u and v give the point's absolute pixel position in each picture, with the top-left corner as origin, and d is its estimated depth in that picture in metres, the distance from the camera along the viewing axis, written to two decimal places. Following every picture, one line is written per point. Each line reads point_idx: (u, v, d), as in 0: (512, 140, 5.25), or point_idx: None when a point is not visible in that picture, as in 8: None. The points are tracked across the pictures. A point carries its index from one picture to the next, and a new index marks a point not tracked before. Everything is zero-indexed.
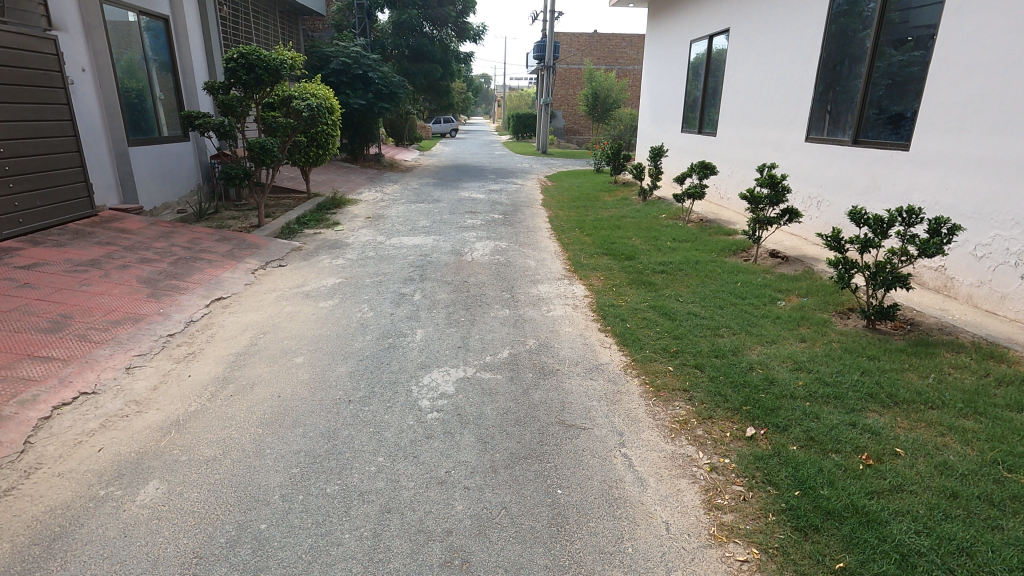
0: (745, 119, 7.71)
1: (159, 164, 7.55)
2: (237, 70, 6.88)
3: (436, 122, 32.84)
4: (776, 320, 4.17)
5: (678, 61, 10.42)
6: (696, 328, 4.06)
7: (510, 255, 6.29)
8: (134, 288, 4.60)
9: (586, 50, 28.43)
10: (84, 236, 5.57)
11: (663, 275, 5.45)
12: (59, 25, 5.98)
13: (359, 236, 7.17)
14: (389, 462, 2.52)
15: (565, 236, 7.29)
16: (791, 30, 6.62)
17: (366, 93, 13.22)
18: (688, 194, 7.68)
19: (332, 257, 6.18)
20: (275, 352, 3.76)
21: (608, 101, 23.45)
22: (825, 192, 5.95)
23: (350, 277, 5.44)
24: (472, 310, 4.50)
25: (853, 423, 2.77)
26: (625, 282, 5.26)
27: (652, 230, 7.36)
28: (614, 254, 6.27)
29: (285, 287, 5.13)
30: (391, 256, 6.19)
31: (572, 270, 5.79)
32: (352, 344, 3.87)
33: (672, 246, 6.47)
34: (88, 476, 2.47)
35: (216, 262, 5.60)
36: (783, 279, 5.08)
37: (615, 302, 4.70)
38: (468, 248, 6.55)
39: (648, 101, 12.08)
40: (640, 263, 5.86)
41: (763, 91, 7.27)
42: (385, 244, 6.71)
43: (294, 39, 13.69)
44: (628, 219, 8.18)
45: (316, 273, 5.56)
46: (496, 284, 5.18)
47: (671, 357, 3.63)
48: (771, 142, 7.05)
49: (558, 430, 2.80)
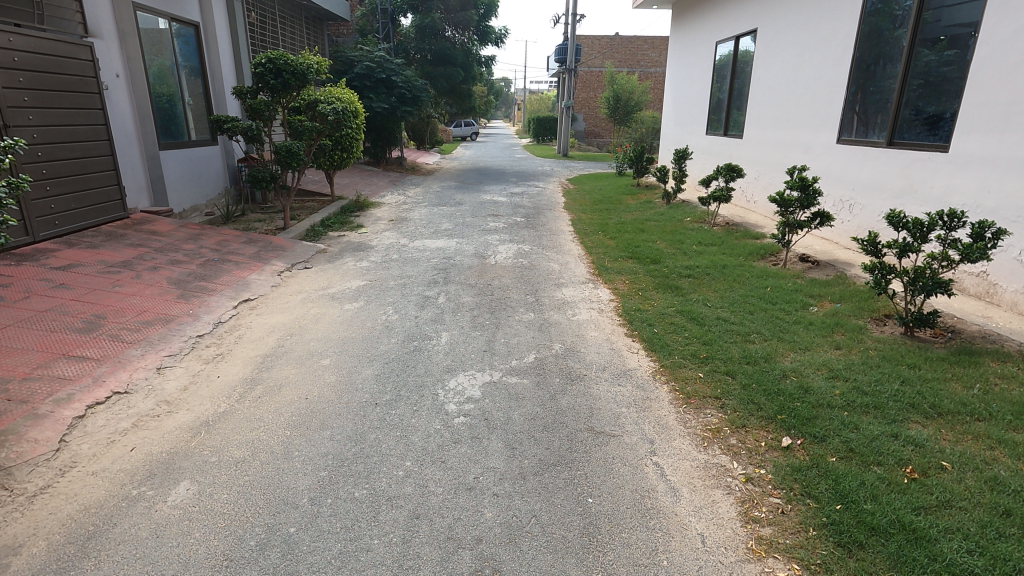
0: (773, 121, 7.56)
1: (187, 167, 7.69)
2: (265, 74, 6.99)
3: (457, 125, 33.03)
4: (809, 327, 4.05)
5: (703, 63, 10.30)
6: (726, 334, 3.97)
7: (533, 258, 6.25)
8: (164, 289, 4.68)
9: (608, 53, 28.31)
10: (117, 238, 5.69)
11: (690, 279, 5.36)
12: (94, 31, 6.12)
13: (383, 239, 7.20)
14: (417, 467, 2.49)
15: (588, 239, 7.23)
16: (821, 30, 6.48)
17: (389, 97, 13.33)
18: (714, 197, 7.56)
19: (356, 260, 6.22)
20: (302, 353, 3.78)
21: (630, 103, 23.35)
22: (858, 194, 5.79)
23: (374, 279, 5.46)
24: (497, 313, 4.47)
25: (896, 434, 2.67)
26: (651, 286, 5.18)
27: (677, 233, 7.27)
28: (639, 257, 6.20)
29: (311, 289, 5.17)
30: (414, 258, 6.20)
31: (596, 273, 5.74)
32: (378, 346, 3.87)
33: (698, 250, 6.37)
34: (121, 475, 2.49)
35: (243, 264, 5.67)
36: (814, 284, 4.96)
37: (642, 307, 4.63)
38: (492, 251, 6.53)
39: (671, 103, 11.96)
40: (665, 266, 5.78)
41: (791, 92, 7.13)
42: (409, 246, 6.72)
43: (319, 45, 13.88)
44: (652, 222, 8.09)
45: (341, 276, 5.59)
46: (520, 287, 5.14)
47: (702, 363, 3.55)
48: (801, 144, 6.90)
49: (587, 437, 2.75)
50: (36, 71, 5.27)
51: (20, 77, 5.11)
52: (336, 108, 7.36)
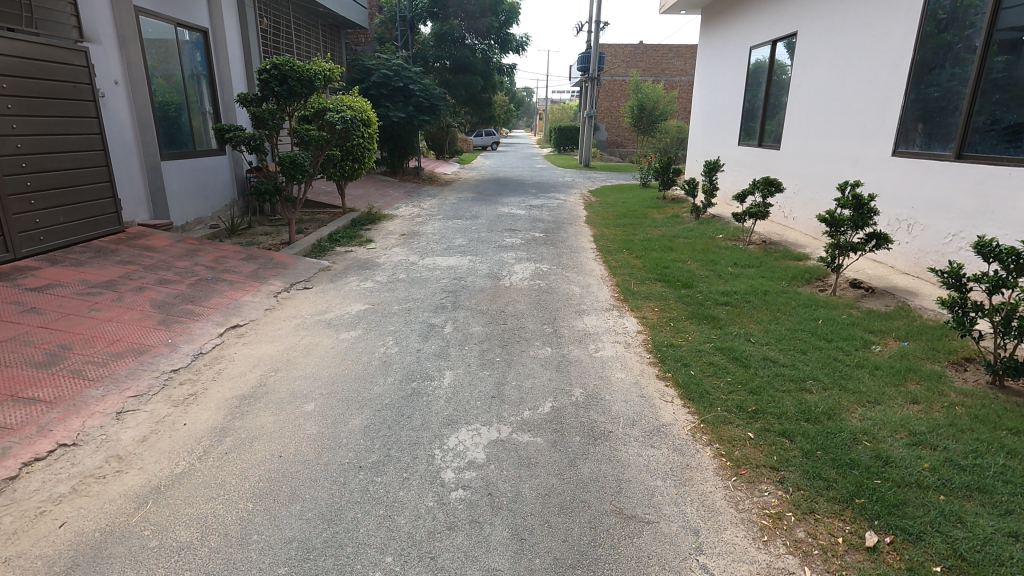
0: (815, 131, 6.95)
1: (191, 177, 7.35)
2: (269, 80, 6.51)
3: (477, 135, 32.79)
4: (876, 373, 3.44)
5: (736, 69, 9.70)
6: (776, 380, 3.39)
7: (552, 279, 5.74)
8: (145, 313, 4.27)
9: (631, 61, 27.75)
10: (106, 254, 5.33)
11: (727, 308, 4.78)
12: (91, 36, 5.81)
13: (391, 256, 6.75)
14: (399, 566, 1.98)
15: (612, 258, 6.69)
16: (872, 31, 5.87)
17: (407, 105, 13.00)
18: (750, 213, 6.96)
19: (361, 279, 5.77)
20: (283, 395, 3.29)
21: (655, 112, 22.76)
22: (918, 213, 5.15)
23: (377, 303, 5.00)
24: (509, 347, 3.94)
25: (1016, 534, 2.06)
26: (684, 316, 4.61)
27: (709, 252, 6.69)
28: (668, 279, 5.64)
29: (307, 314, 4.71)
30: (423, 278, 5.73)
31: (621, 298, 5.19)
32: (371, 388, 3.38)
33: (734, 272, 5.79)
34: (38, 565, 2.02)
35: (238, 284, 5.26)
36: (873, 317, 4.34)
37: (675, 342, 4.06)
38: (507, 270, 6.03)
39: (701, 111, 11.37)
40: (699, 291, 5.21)
41: (836, 100, 6.53)
42: (419, 264, 6.25)
43: (336, 53, 13.64)
44: (681, 239, 7.52)
45: (341, 298, 5.13)
46: (536, 314, 4.63)
47: (750, 419, 2.97)
48: (848, 156, 6.28)
49: (615, 524, 2.20)
50: (24, 77, 4.95)
51: (6, 83, 4.78)
52: (344, 116, 6.93)
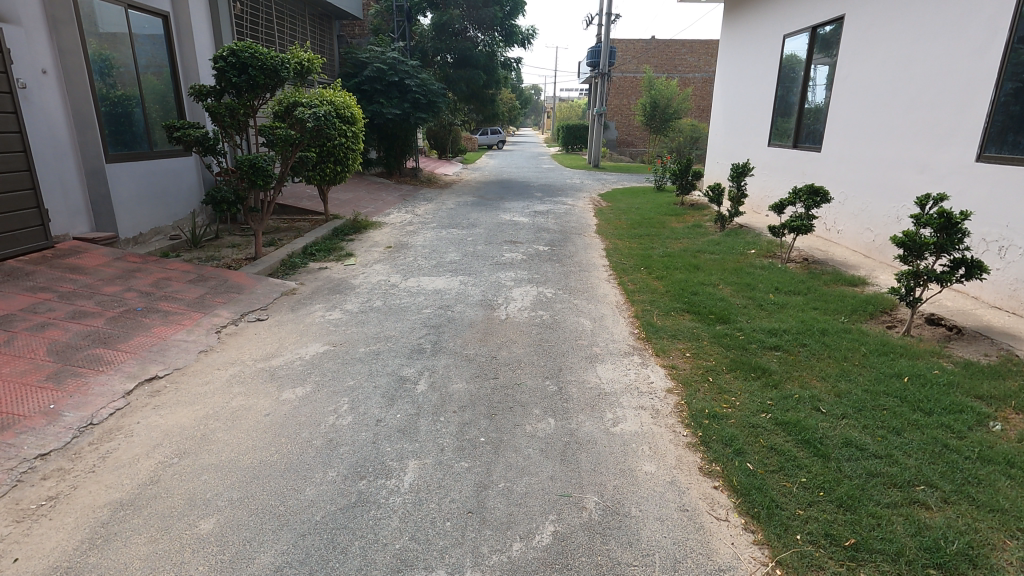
0: (868, 131, 5.93)
1: (145, 182, 6.43)
2: (227, 70, 5.52)
3: (482, 133, 31.81)
4: (1012, 474, 2.44)
5: (766, 61, 8.68)
6: (873, 484, 2.39)
7: (557, 309, 4.77)
8: (34, 364, 3.33)
9: (643, 57, 26.57)
10: (17, 278, 4.41)
11: (777, 354, 3.81)
12: (9, 17, 4.88)
13: (370, 276, 5.80)
14: None
15: (628, 279, 5.72)
16: (949, 10, 4.84)
17: (402, 102, 12.05)
18: (789, 227, 5.94)
19: (329, 307, 4.83)
20: (176, 505, 2.33)
21: (668, 110, 21.68)
22: (1015, 234, 4.13)
23: (342, 342, 4.05)
24: (499, 418, 2.97)
25: None
26: (724, 366, 3.63)
27: (742, 273, 5.70)
28: (699, 311, 4.67)
29: (250, 360, 3.76)
30: (403, 307, 4.78)
31: (642, 337, 4.22)
32: (302, 490, 2.41)
33: (778, 302, 4.80)
34: None
35: (174, 315, 4.32)
36: (975, 374, 3.35)
37: (719, 411, 3.08)
38: (504, 296, 5.06)
39: (723, 109, 10.35)
40: (738, 330, 4.23)
41: (897, 94, 5.51)
42: (401, 287, 5.31)
43: (328, 45, 12.70)
44: (707, 255, 6.52)
45: (299, 335, 4.19)
46: (537, 362, 3.66)
47: (852, 565, 1.99)
48: (913, 161, 5.25)
49: None
50: None
51: None
52: (317, 113, 6.00)
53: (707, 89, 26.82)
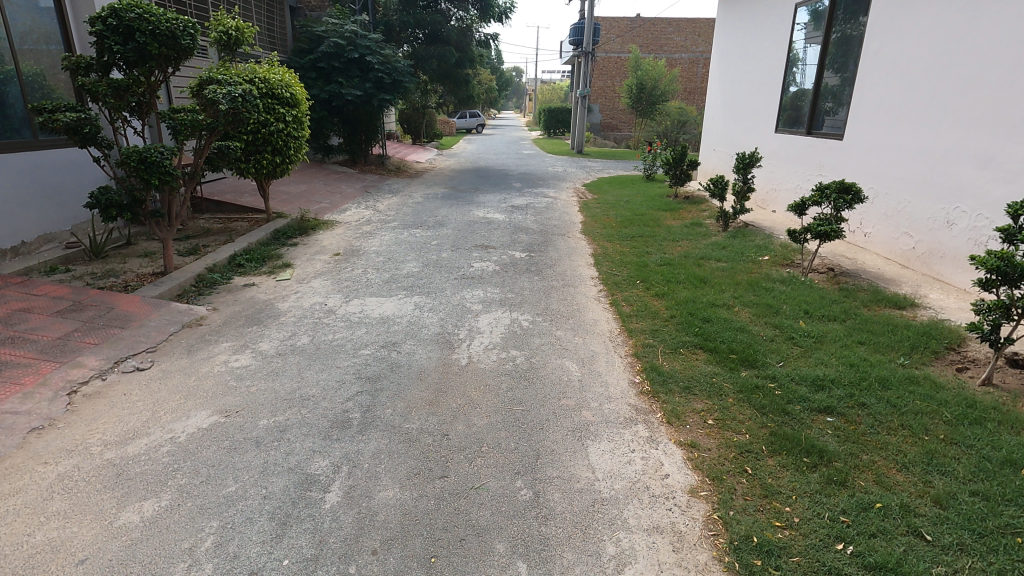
0: (910, 116, 4.92)
1: (26, 177, 5.16)
2: (106, 36, 4.29)
3: (460, 117, 30.41)
4: None
5: (772, 34, 7.61)
6: None
7: (536, 345, 3.73)
8: None
9: (628, 36, 25.33)
10: None
11: (830, 420, 2.81)
12: None
13: (304, 296, 4.67)
14: None
15: (622, 298, 4.69)
16: None
17: (364, 81, 10.79)
18: (815, 232, 4.93)
19: (239, 346, 3.71)
20: None
21: (655, 92, 20.56)
22: None
23: (240, 408, 2.95)
24: (442, 568, 1.91)
25: None
26: (764, 446, 2.62)
27: (760, 290, 4.70)
28: (716, 346, 3.67)
29: (99, 446, 2.63)
30: (335, 346, 3.69)
31: (647, 391, 3.20)
32: None
33: (812, 333, 3.81)
34: None
35: (14, 368, 3.17)
36: None
37: (774, 537, 2.07)
38: (467, 327, 3.99)
39: (721, 90, 9.29)
40: (770, 379, 3.23)
41: (949, 70, 4.51)
42: (339, 315, 4.21)
43: (281, 17, 11.34)
44: (713, 264, 5.53)
45: (184, 397, 3.07)
46: (504, 443, 2.62)
47: None
48: (973, 153, 4.25)
49: None
50: None
51: None
52: (232, 92, 4.82)
53: (693, 70, 25.78)
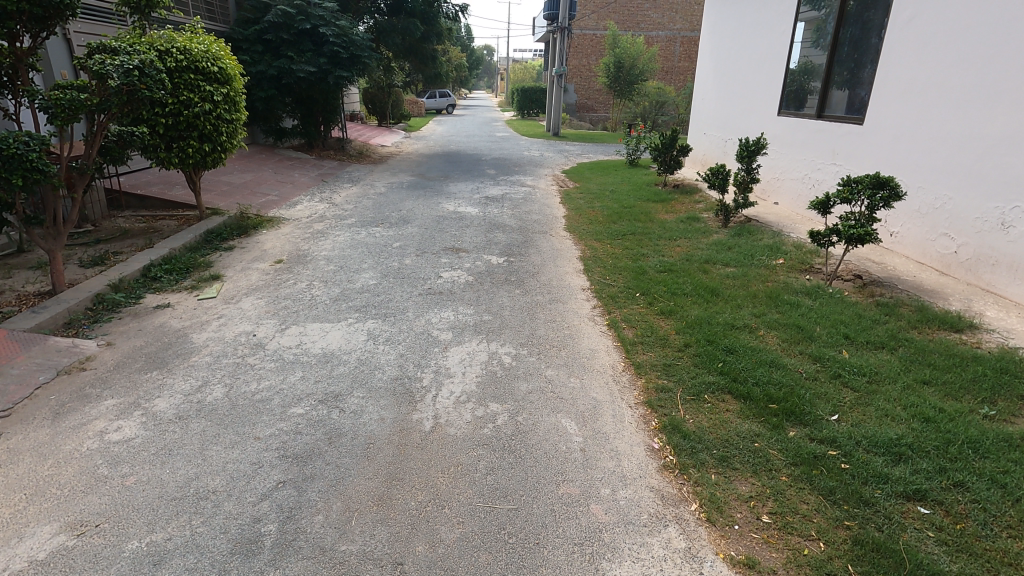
0: (954, 97, 4.18)
1: None
2: None
3: (430, 96, 29.03)
4: None
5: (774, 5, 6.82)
6: None
7: (521, 393, 2.90)
8: None
9: (603, 12, 24.30)
10: None
11: (927, 515, 2.07)
12: None
13: (229, 323, 3.73)
14: None
15: (622, 317, 3.89)
16: None
17: (318, 56, 9.68)
18: (845, 235, 4.19)
19: (127, 405, 2.78)
20: None
21: (634, 71, 19.61)
22: None
23: (107, 518, 2.06)
24: None
25: None
26: (853, 568, 1.86)
27: (784, 306, 3.96)
28: (750, 391, 2.89)
29: None
30: (257, 402, 2.79)
31: (672, 465, 2.40)
32: None
33: (863, 368, 3.08)
34: None
35: None
36: None
37: None
38: (433, 366, 3.13)
39: (714, 68, 8.49)
40: (829, 444, 2.47)
41: (1007, 41, 3.77)
42: (268, 352, 3.30)
43: None
44: (722, 269, 4.77)
45: (28, 498, 2.16)
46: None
47: None
48: None
49: None
50: None
51: None
52: (127, 65, 3.80)
53: (671, 49, 24.96)
